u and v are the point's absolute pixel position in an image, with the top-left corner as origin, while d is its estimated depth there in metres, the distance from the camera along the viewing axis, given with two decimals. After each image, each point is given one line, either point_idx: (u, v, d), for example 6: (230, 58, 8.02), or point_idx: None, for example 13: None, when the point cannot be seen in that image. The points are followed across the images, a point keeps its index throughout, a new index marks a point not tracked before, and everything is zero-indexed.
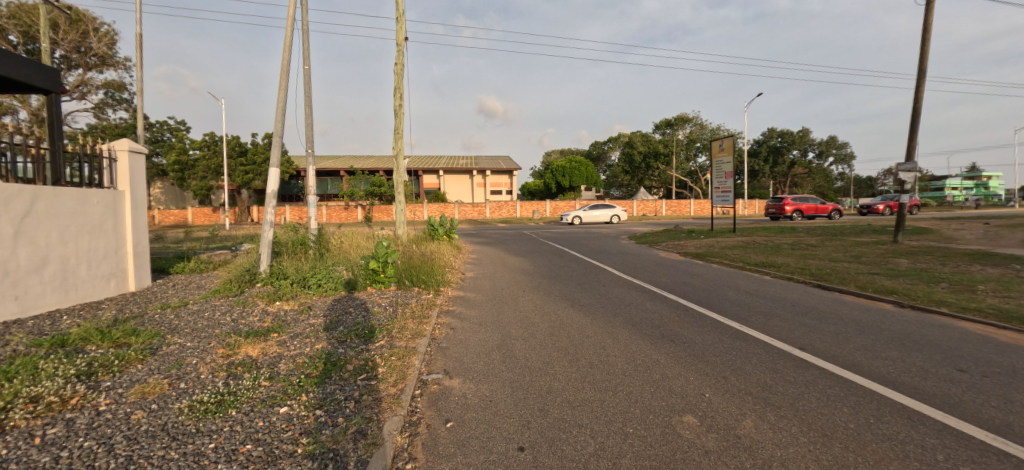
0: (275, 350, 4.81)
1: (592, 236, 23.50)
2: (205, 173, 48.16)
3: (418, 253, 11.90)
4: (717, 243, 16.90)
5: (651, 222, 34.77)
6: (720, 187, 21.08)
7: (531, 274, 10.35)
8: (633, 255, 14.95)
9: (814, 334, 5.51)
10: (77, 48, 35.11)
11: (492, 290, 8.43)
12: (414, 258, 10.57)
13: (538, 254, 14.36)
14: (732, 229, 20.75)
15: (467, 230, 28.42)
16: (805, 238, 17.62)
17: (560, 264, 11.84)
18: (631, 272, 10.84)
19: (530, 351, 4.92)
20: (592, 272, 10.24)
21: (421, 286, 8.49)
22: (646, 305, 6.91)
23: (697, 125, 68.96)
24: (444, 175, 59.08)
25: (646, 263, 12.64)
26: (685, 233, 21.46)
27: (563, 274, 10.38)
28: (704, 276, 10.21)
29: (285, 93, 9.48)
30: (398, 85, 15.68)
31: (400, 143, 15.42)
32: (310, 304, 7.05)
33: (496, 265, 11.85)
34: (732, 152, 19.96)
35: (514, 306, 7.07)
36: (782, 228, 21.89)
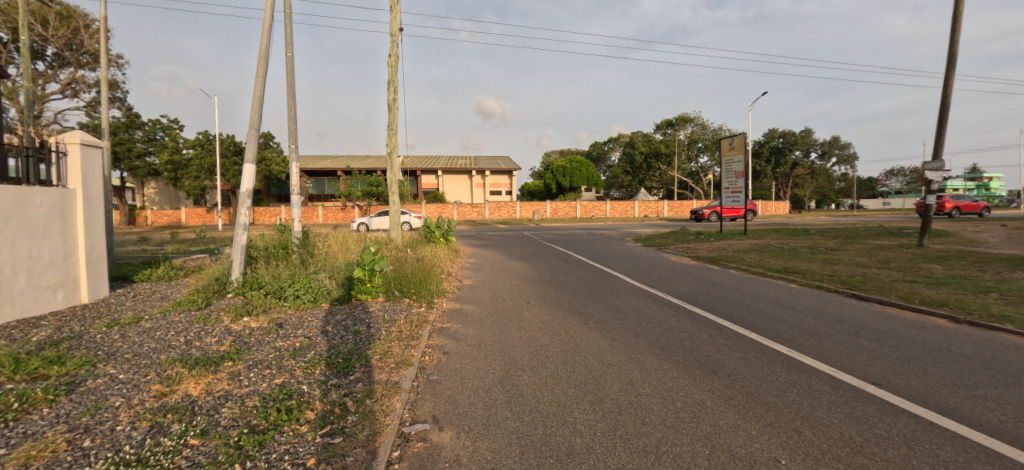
0: (222, 388, 3.84)
1: (596, 237, 22.62)
2: (199, 172, 47.19)
3: (411, 258, 10.93)
4: (730, 246, 15.96)
5: (655, 223, 33.93)
6: (729, 187, 20.17)
7: (535, 280, 9.37)
8: (642, 259, 14.01)
9: (882, 363, 4.57)
10: (69, 45, 33.97)
11: (492, 301, 7.46)
12: (406, 265, 9.60)
13: (539, 257, 13.47)
14: (743, 231, 19.86)
15: (466, 231, 27.47)
16: (822, 241, 16.72)
17: (565, 269, 10.89)
18: (644, 278, 9.88)
19: (541, 386, 3.96)
20: (602, 279, 9.28)
21: (413, 297, 7.52)
22: (671, 323, 5.96)
23: (698, 125, 68.04)
24: (442, 175, 58.17)
25: (658, 268, 11.71)
26: (693, 235, 20.57)
27: (570, 279, 9.41)
28: (726, 283, 9.27)
29: (262, 82, 8.52)
30: (393, 78, 14.73)
31: (394, 140, 14.47)
32: (282, 320, 6.08)
33: (495, 271, 10.90)
34: (743, 151, 19.04)
35: (518, 322, 6.11)
36: (795, 229, 21.00)
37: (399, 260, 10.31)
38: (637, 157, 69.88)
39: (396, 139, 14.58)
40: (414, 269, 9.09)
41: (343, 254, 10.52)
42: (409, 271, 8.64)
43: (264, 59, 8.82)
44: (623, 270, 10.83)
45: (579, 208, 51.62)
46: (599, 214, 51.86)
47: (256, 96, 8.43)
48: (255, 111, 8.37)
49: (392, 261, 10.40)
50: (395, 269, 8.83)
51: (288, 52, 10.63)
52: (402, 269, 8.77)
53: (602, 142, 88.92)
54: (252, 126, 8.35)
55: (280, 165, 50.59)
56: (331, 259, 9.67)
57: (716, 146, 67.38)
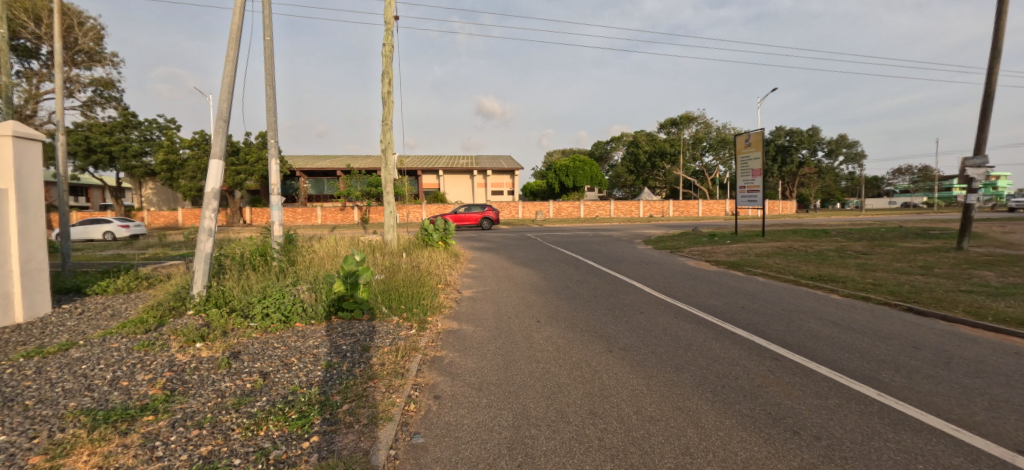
0: (123, 464, 2.77)
1: (603, 239, 21.54)
2: (195, 173, 46.33)
3: (405, 265, 9.84)
4: (749, 249, 14.81)
5: (661, 224, 32.88)
6: (746, 186, 19.02)
7: (543, 291, 8.28)
8: (657, 264, 12.87)
9: (1010, 415, 3.48)
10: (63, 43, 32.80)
11: (495, 319, 6.38)
12: (398, 274, 8.50)
13: (545, 262, 12.41)
14: (760, 233, 18.75)
15: (466, 233, 26.38)
16: (848, 244, 15.59)
17: (576, 276, 9.80)
18: (666, 287, 8.76)
19: (565, 458, 2.85)
20: (620, 290, 8.18)
21: (403, 315, 6.43)
22: (716, 351, 4.87)
23: (703, 123, 66.73)
24: (443, 175, 57.12)
25: (678, 275, 10.59)
26: (706, 237, 19.47)
27: (584, 289, 8.32)
28: (760, 295, 8.17)
29: (233, 67, 7.47)
30: (387, 69, 13.69)
31: (389, 135, 13.42)
32: (241, 349, 5.00)
33: (498, 279, 9.84)
34: (761, 147, 17.89)
35: (528, 349, 5.02)
36: (814, 231, 19.88)
37: (391, 269, 9.23)
38: (641, 156, 68.66)
39: (390, 134, 13.53)
40: (405, 279, 8.02)
41: (329, 262, 9.43)
42: (400, 282, 7.59)
43: (236, 41, 7.74)
44: (639, 278, 9.73)
45: (582, 208, 50.53)
46: (603, 214, 50.72)
47: (227, 81, 7.38)
48: (225, 100, 7.31)
49: (385, 269, 9.35)
50: (385, 280, 7.77)
51: (267, 36, 9.55)
52: (391, 280, 7.69)
53: (604, 142, 87.83)
54: (221, 117, 7.29)
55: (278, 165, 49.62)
56: (314, 268, 8.59)
57: (721, 145, 66.07)
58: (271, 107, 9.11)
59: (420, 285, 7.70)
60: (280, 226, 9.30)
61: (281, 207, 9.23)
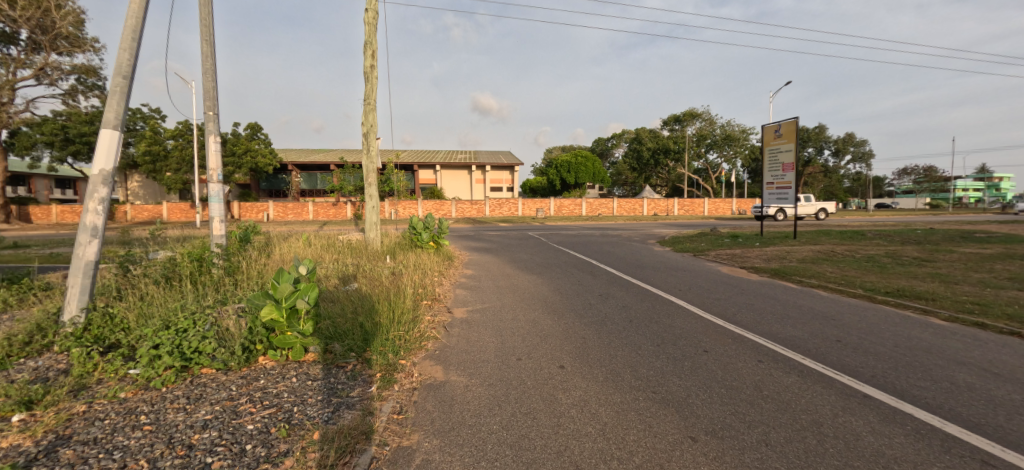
0: None
1: (613, 240, 19.60)
2: (180, 165, 43.93)
3: (382, 275, 7.81)
4: (789, 253, 12.88)
5: (671, 224, 31.02)
6: (774, 182, 17.07)
7: (560, 312, 6.29)
8: (688, 270, 10.85)
9: None
10: (41, 27, 30.35)
11: (500, 362, 4.36)
12: (368, 288, 6.44)
13: (554, 267, 10.46)
14: (789, 234, 16.84)
15: (463, 232, 24.38)
16: (898, 248, 13.69)
17: (598, 289, 7.78)
18: (718, 306, 6.75)
19: None
20: (662, 313, 6.21)
21: (362, 353, 4.39)
22: (874, 444, 2.88)
23: (707, 120, 64.60)
24: (441, 170, 55.01)
25: (720, 286, 8.63)
26: (729, 238, 17.55)
27: (614, 310, 6.34)
28: (844, 320, 6.21)
29: (140, 4, 5.45)
30: (371, 39, 11.65)
31: (370, 116, 11.40)
32: (73, 433, 2.96)
33: (499, 291, 7.86)
34: (793, 139, 15.93)
35: (554, 434, 3.00)
36: (846, 233, 18.00)
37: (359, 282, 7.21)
38: (644, 153, 66.66)
39: (374, 116, 11.52)
40: (375, 294, 6.03)
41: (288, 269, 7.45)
42: (368, 298, 5.66)
43: None
44: (676, 291, 7.75)
45: (584, 206, 48.50)
46: (605, 212, 48.75)
47: (132, 23, 5.38)
48: (126, 48, 5.32)
49: (355, 281, 7.34)
50: (347, 295, 5.79)
51: None
52: (355, 297, 5.74)
53: (605, 138, 85.75)
54: (120, 73, 5.29)
55: (267, 157, 47.44)
56: (262, 277, 6.60)
57: (726, 142, 63.95)
58: (209, 69, 7.06)
59: (395, 302, 5.74)
60: (223, 225, 7.22)
61: (224, 198, 7.20)
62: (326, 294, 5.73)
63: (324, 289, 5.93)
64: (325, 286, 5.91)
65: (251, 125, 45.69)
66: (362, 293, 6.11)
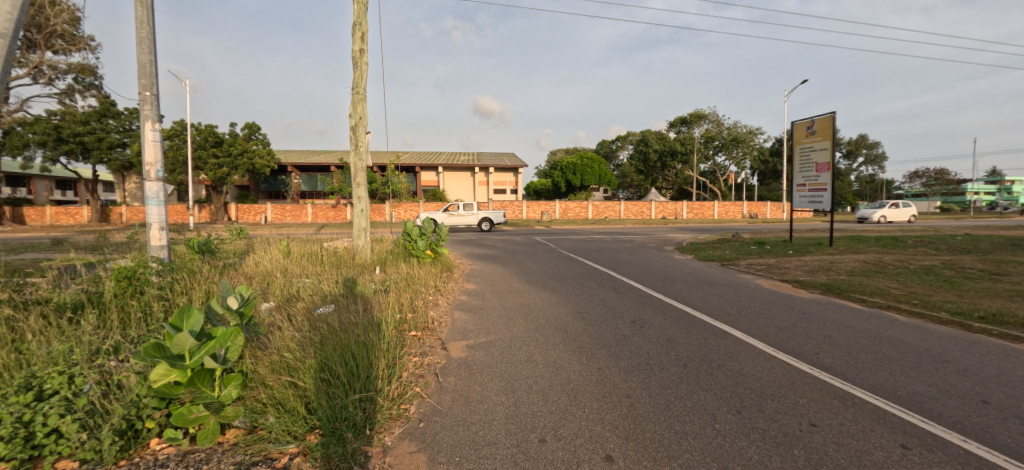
0: None
1: (626, 246, 18.21)
2: (175, 166, 42.73)
3: (361, 300, 6.34)
4: (833, 264, 11.37)
5: (684, 228, 29.55)
6: (804, 184, 15.58)
7: (589, 349, 4.82)
8: (724, 285, 9.36)
9: None
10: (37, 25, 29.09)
11: (516, 447, 2.89)
12: (336, 320, 4.96)
13: (569, 281, 9.02)
14: (822, 241, 15.35)
15: (466, 236, 23.04)
16: (953, 258, 12.18)
17: (628, 314, 6.31)
18: (787, 341, 5.25)
19: None
20: (722, 352, 4.75)
21: (308, 433, 2.91)
22: None
23: (714, 121, 62.91)
24: (443, 172, 53.72)
25: (773, 307, 7.16)
26: (755, 244, 16.06)
27: (658, 347, 4.89)
28: (960, 362, 4.73)
29: None
30: (360, 20, 10.26)
31: (359, 106, 10.03)
32: None
33: (506, 314, 6.41)
34: (828, 136, 14.44)
35: None
36: (883, 240, 16.49)
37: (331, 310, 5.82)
38: (650, 155, 65.10)
39: (364, 107, 10.12)
40: (346, 330, 4.63)
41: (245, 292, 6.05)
42: (335, 337, 4.25)
43: None
44: (725, 316, 6.29)
45: (590, 209, 47.06)
46: (612, 215, 47.32)
47: None
48: None
49: (327, 308, 5.90)
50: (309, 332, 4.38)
51: None
52: (320, 333, 4.33)
53: (609, 141, 84.53)
54: None
55: (264, 158, 46.23)
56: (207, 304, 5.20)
57: (734, 144, 62.26)
58: (144, 38, 5.64)
59: (371, 341, 4.32)
60: (164, 233, 5.83)
61: (166, 200, 5.82)
62: (280, 329, 4.32)
63: (280, 323, 4.52)
64: (278, 321, 4.48)
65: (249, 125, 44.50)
66: (329, 326, 4.70)
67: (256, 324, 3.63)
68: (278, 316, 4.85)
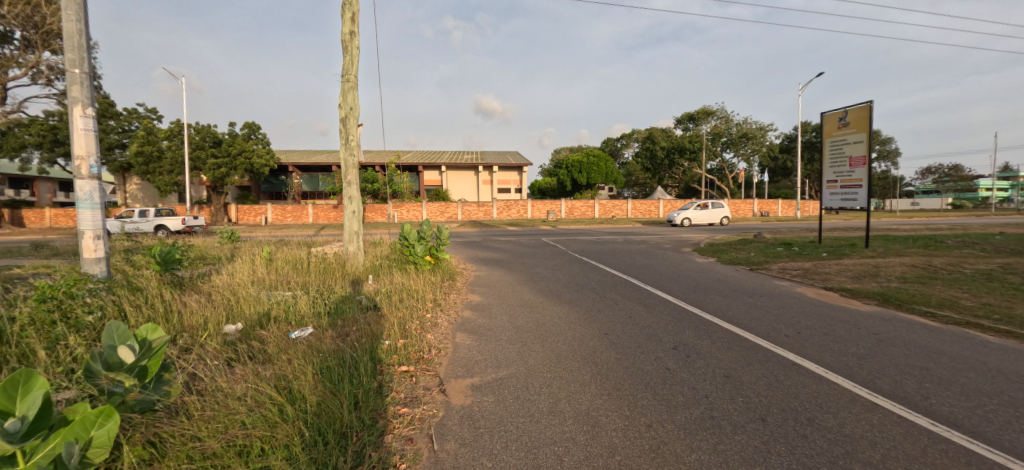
0: None
1: (641, 248, 17.07)
2: (173, 166, 41.84)
3: (345, 326, 5.27)
4: (878, 269, 10.20)
5: (697, 227, 28.37)
6: (835, 181, 14.37)
7: (629, 393, 3.72)
8: (764, 295, 8.20)
9: None
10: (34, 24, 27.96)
11: None
12: (306, 359, 3.91)
13: (590, 292, 7.89)
14: (856, 242, 14.14)
15: (470, 238, 22.00)
16: (1011, 261, 10.98)
17: (667, 337, 5.23)
18: (875, 377, 4.15)
19: None
20: (806, 401, 3.62)
21: None
22: None
23: (723, 118, 61.39)
24: (446, 171, 52.68)
25: (835, 325, 6.02)
26: (782, 246, 14.89)
27: (722, 391, 3.77)
28: None
29: None
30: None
31: (350, 95, 8.98)
32: None
33: (520, 338, 5.30)
34: (863, 128, 13.23)
35: None
36: (921, 240, 15.23)
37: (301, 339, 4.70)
38: (657, 153, 63.84)
39: (356, 96, 9.06)
40: (313, 379, 3.52)
41: (201, 323, 4.96)
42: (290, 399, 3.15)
43: None
44: (785, 342, 5.15)
45: (597, 208, 45.90)
46: (619, 214, 46.09)
47: None
48: None
49: (302, 336, 4.88)
50: (259, 389, 3.29)
51: None
52: (274, 390, 3.23)
53: (614, 138, 83.22)
54: None
55: (264, 158, 45.21)
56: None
57: (743, 140, 60.76)
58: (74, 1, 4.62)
59: (340, 402, 3.22)
60: (102, 245, 4.82)
61: (103, 201, 4.83)
62: (226, 385, 3.29)
63: (229, 373, 3.49)
64: (224, 376, 3.43)
65: (249, 124, 43.54)
66: (296, 370, 3.61)
67: (169, 383, 2.65)
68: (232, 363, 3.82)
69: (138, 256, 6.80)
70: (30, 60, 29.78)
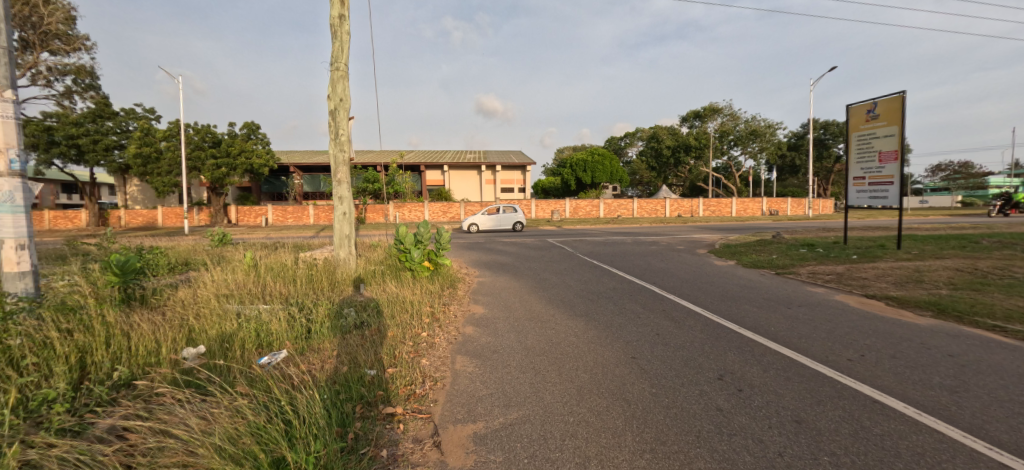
0: None
1: (653, 250, 16.21)
2: (172, 167, 41.27)
3: (321, 352, 4.43)
4: (920, 274, 9.30)
5: (706, 227, 27.52)
6: (863, 177, 13.45)
7: (678, 450, 2.88)
8: (803, 305, 7.28)
9: None
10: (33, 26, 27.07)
11: None
12: (267, 405, 3.09)
13: (607, 303, 6.99)
14: (885, 243, 13.19)
15: (473, 240, 21.14)
16: None
17: (707, 363, 4.37)
18: (988, 426, 3.24)
19: None
20: (915, 463, 2.75)
21: None
22: None
23: (730, 115, 60.27)
24: (448, 171, 51.88)
25: (900, 345, 5.12)
26: (805, 247, 13.95)
27: (800, 447, 2.89)
28: None
29: None
30: None
31: (340, 84, 8.15)
32: None
33: (533, 364, 4.41)
34: (895, 120, 12.32)
35: None
36: (953, 241, 14.21)
37: (265, 372, 3.85)
38: (663, 151, 62.78)
39: (346, 86, 8.23)
40: (263, 438, 2.67)
41: (150, 352, 4.16)
42: None
43: None
44: (855, 372, 4.25)
45: (602, 207, 44.97)
46: (625, 214, 45.14)
47: None
48: None
49: (268, 366, 4.06)
50: (186, 466, 2.46)
51: None
52: (204, 462, 2.40)
53: (618, 137, 82.13)
54: None
55: (264, 158, 44.46)
56: (67, 390, 3.34)
57: (751, 138, 59.62)
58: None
59: None
60: (28, 255, 4.53)
61: (25, 205, 4.58)
62: (151, 458, 2.51)
63: (155, 433, 2.68)
64: (148, 440, 2.64)
65: (249, 124, 42.88)
66: (243, 424, 2.78)
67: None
68: (171, 409, 3.00)
69: (95, 269, 6.05)
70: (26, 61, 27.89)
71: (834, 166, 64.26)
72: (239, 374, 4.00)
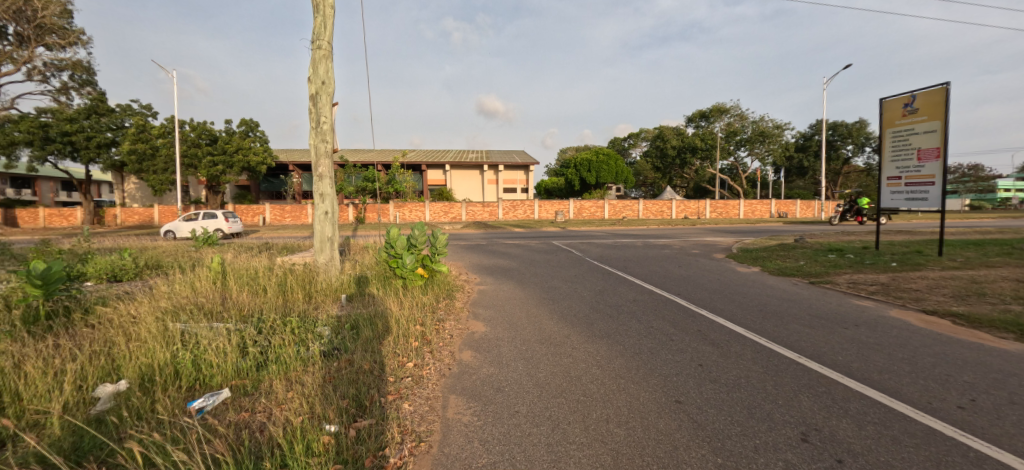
0: None
1: (668, 254, 15.17)
2: (167, 164, 40.28)
3: (273, 395, 3.37)
4: (979, 286, 8.20)
5: (717, 229, 26.49)
6: (899, 177, 12.37)
7: None
8: (860, 324, 6.19)
9: None
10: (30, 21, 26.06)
11: None
12: None
13: (630, 321, 5.92)
14: (923, 250, 12.09)
15: (475, 241, 20.11)
16: None
17: (780, 415, 3.30)
18: None
19: None
20: None
21: None
22: None
23: (737, 115, 59.05)
24: (450, 171, 50.90)
25: (1013, 384, 4.05)
26: (834, 253, 12.86)
27: None
28: None
29: None
30: None
31: (322, 65, 7.12)
32: None
33: (548, 413, 3.35)
34: (937, 114, 11.26)
35: None
36: (995, 246, 13.09)
37: (187, 429, 2.84)
38: (668, 151, 61.67)
39: (329, 67, 7.21)
40: None
41: (43, 398, 3.14)
42: None
43: None
44: (982, 431, 3.19)
45: (606, 208, 43.89)
46: (630, 214, 44.02)
47: None
48: None
49: (195, 420, 3.03)
50: None
51: None
52: None
53: (622, 137, 81.04)
54: None
55: (262, 156, 43.40)
56: None
57: (759, 139, 58.36)
58: None
59: None
60: None
61: None
62: None
63: None
64: None
65: (247, 121, 41.86)
66: None
67: None
68: None
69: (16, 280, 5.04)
70: (22, 55, 26.82)
71: (843, 168, 62.92)
72: (160, 432, 3.00)
